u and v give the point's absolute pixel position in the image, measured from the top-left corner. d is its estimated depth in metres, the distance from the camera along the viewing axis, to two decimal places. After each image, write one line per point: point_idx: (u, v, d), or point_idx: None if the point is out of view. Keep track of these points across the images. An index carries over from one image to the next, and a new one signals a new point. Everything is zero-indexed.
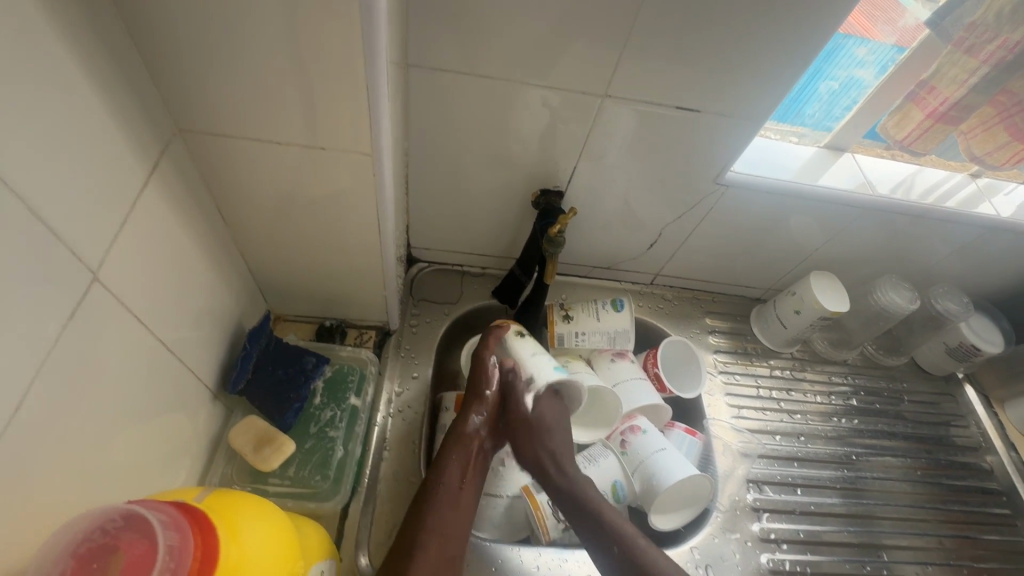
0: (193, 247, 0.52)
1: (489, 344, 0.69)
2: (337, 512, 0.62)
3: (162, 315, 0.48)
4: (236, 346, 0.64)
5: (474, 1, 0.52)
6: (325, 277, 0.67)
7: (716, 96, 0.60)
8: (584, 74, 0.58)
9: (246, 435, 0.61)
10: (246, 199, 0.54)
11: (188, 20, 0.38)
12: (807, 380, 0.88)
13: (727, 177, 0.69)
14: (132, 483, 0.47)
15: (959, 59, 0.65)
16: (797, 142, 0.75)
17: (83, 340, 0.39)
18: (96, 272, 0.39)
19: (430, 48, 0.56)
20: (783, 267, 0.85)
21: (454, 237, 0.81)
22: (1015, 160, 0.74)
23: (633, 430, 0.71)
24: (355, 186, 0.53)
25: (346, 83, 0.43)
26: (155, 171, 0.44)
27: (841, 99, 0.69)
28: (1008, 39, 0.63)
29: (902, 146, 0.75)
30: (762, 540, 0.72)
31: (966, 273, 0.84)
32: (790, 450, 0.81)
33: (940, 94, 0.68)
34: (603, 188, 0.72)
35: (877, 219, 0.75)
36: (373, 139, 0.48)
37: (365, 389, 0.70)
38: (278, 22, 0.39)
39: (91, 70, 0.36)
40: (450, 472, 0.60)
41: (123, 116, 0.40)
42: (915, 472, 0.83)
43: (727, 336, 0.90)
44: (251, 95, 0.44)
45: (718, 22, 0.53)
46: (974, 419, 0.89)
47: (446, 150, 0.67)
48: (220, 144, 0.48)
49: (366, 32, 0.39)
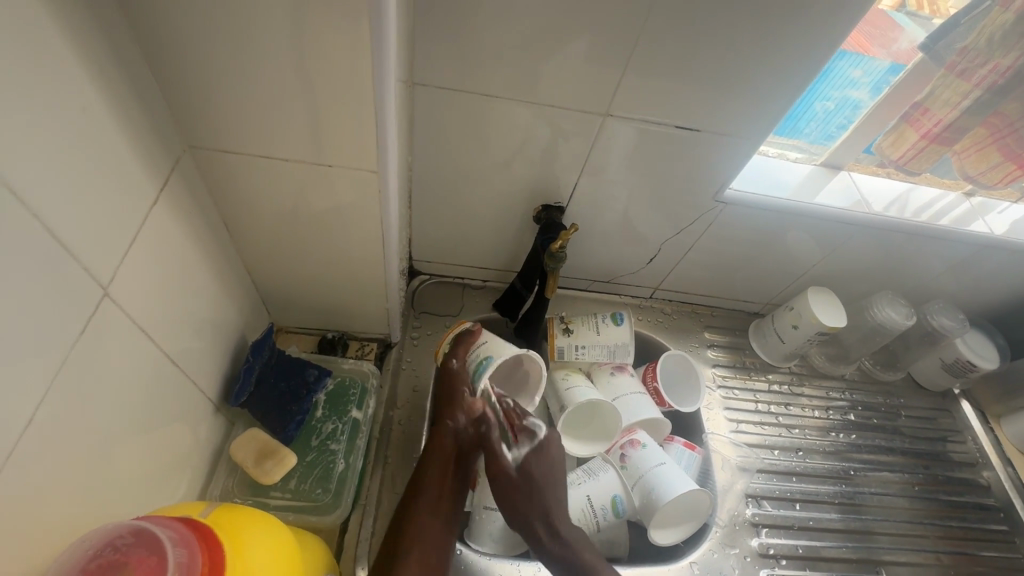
0: (200, 261, 0.52)
1: (461, 350, 0.68)
2: (336, 526, 0.62)
3: (167, 327, 0.49)
4: (238, 358, 0.64)
5: (480, 22, 0.53)
6: (329, 290, 0.67)
7: (716, 115, 0.62)
8: (586, 93, 0.60)
9: (249, 447, 0.61)
10: (253, 214, 0.55)
11: (202, 41, 0.39)
12: (805, 395, 0.89)
13: (726, 194, 0.70)
14: (134, 495, 0.48)
15: (953, 82, 0.67)
16: (794, 160, 0.76)
17: (92, 354, 0.39)
18: (106, 288, 0.40)
19: (436, 68, 0.57)
20: (780, 283, 0.86)
21: (456, 251, 0.81)
22: (1007, 179, 0.75)
23: (633, 443, 0.71)
24: (361, 202, 0.54)
25: (354, 102, 0.44)
26: (165, 187, 0.45)
27: (837, 118, 0.71)
28: (1000, 64, 0.65)
29: (897, 165, 0.76)
30: (761, 555, 0.72)
31: (962, 289, 0.85)
32: (788, 465, 0.81)
33: (933, 115, 0.70)
34: (604, 203, 0.73)
35: (873, 237, 0.76)
36: (380, 156, 0.49)
37: (366, 402, 0.69)
38: (290, 43, 0.40)
39: (107, 90, 0.37)
40: (429, 483, 0.62)
41: (136, 134, 0.40)
42: (913, 488, 0.83)
43: (726, 350, 0.90)
44: (260, 113, 0.45)
45: (717, 44, 0.55)
46: (971, 434, 0.90)
47: (449, 166, 0.68)
48: (229, 161, 0.49)
49: (375, 52, 0.40)
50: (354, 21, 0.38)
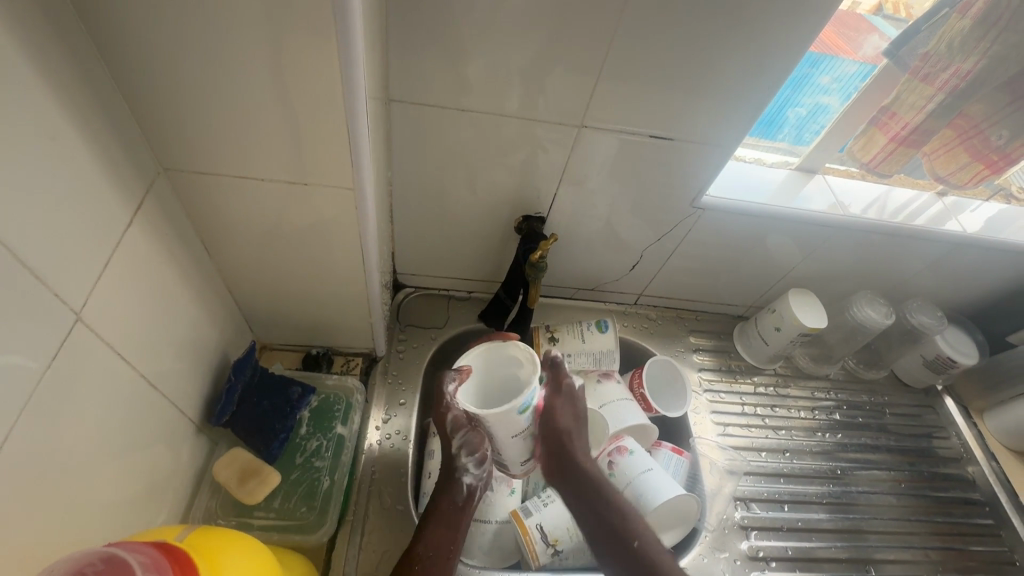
0: (179, 283, 0.52)
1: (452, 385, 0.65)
2: (323, 545, 0.62)
3: (145, 349, 0.48)
4: (221, 378, 0.64)
5: (454, 38, 0.54)
6: (312, 306, 0.67)
7: (689, 124, 0.63)
8: (560, 105, 0.61)
9: (229, 469, 0.61)
10: (231, 233, 0.55)
11: (172, 63, 0.40)
12: (791, 397, 0.89)
13: (703, 200, 0.72)
14: (114, 519, 0.47)
15: (917, 87, 0.68)
16: (771, 163, 0.78)
17: (65, 379, 0.39)
18: (79, 313, 0.40)
19: (412, 84, 0.58)
20: (762, 285, 0.87)
21: (440, 263, 0.82)
22: (977, 178, 0.77)
23: (620, 450, 0.71)
24: (339, 218, 0.54)
25: (327, 119, 0.44)
26: (141, 210, 0.45)
27: (809, 124, 0.73)
28: (960, 67, 0.66)
29: (870, 168, 0.78)
30: (751, 558, 0.72)
31: (938, 287, 0.87)
32: (776, 467, 0.81)
33: (901, 119, 0.72)
34: (585, 212, 0.74)
35: (849, 237, 0.77)
36: (356, 173, 0.49)
37: (351, 417, 0.70)
38: (262, 65, 0.40)
39: (75, 115, 0.37)
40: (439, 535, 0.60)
41: (107, 157, 0.41)
42: (901, 485, 0.84)
43: (712, 354, 0.91)
44: (233, 135, 0.45)
45: (685, 55, 0.56)
46: (955, 430, 0.91)
47: (429, 179, 0.69)
48: (204, 182, 0.49)
49: (345, 71, 0.41)
50: (323, 39, 0.39)
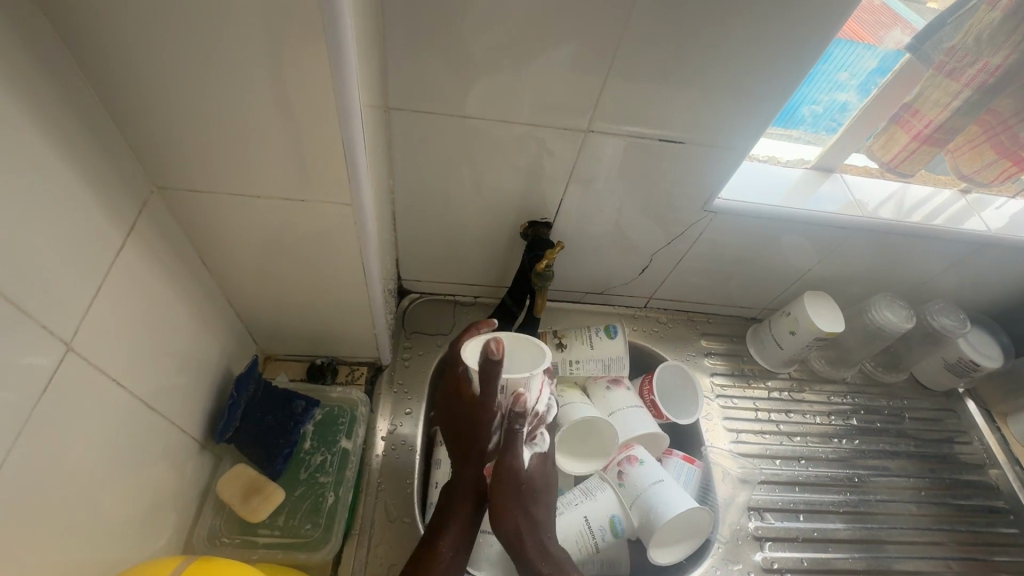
0: (176, 300, 0.51)
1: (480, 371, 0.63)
2: (328, 560, 0.61)
3: (144, 370, 0.48)
4: (224, 392, 0.63)
5: (453, 43, 0.52)
6: (315, 318, 0.66)
7: (698, 126, 0.61)
8: (563, 109, 0.59)
9: (234, 486, 0.61)
10: (230, 248, 0.54)
11: (160, 84, 0.39)
12: (806, 402, 0.87)
13: (715, 204, 0.69)
14: (117, 544, 0.47)
15: (941, 82, 0.66)
16: (787, 163, 0.75)
17: (59, 408, 0.38)
18: (70, 343, 0.39)
19: (411, 92, 0.57)
20: (776, 287, 0.85)
21: (445, 270, 0.80)
22: (1004, 177, 0.74)
23: (630, 460, 0.70)
24: (339, 232, 0.53)
25: (321, 133, 0.43)
26: (133, 231, 0.44)
27: (825, 120, 0.69)
28: (989, 62, 0.63)
29: (889, 167, 0.75)
30: (765, 570, 0.70)
31: (961, 288, 0.84)
32: (791, 475, 0.79)
33: (923, 116, 0.68)
34: (592, 216, 0.72)
35: (869, 238, 0.74)
36: (353, 187, 0.48)
37: (355, 430, 0.69)
38: (251, 81, 0.39)
39: (61, 142, 0.36)
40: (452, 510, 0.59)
41: (96, 181, 0.40)
42: (921, 493, 0.82)
43: (724, 358, 0.89)
44: (225, 151, 0.44)
45: (692, 57, 0.54)
46: (977, 434, 0.88)
47: (430, 187, 0.67)
48: (198, 200, 0.48)
49: (337, 84, 0.39)
50: (312, 52, 0.37)
